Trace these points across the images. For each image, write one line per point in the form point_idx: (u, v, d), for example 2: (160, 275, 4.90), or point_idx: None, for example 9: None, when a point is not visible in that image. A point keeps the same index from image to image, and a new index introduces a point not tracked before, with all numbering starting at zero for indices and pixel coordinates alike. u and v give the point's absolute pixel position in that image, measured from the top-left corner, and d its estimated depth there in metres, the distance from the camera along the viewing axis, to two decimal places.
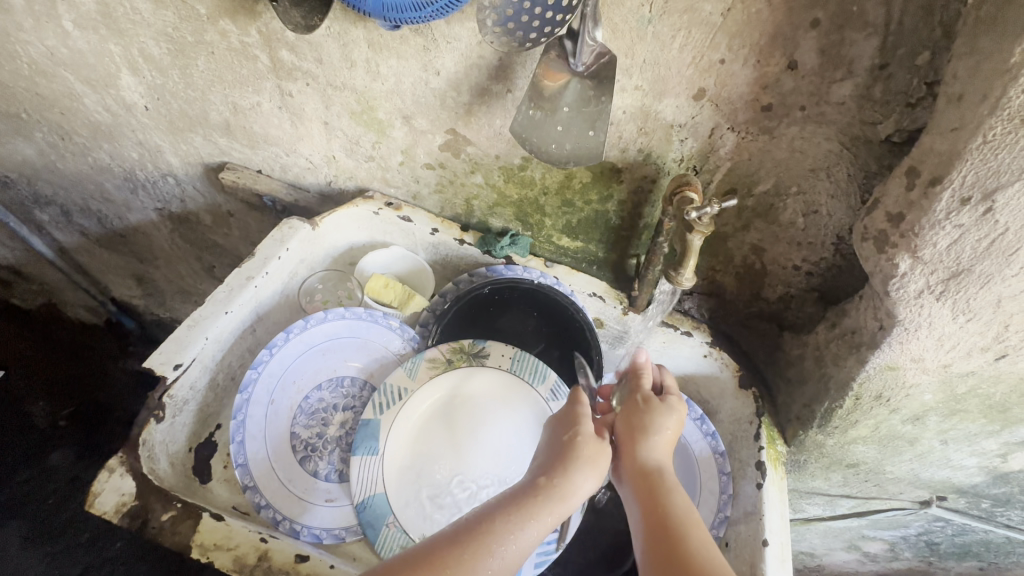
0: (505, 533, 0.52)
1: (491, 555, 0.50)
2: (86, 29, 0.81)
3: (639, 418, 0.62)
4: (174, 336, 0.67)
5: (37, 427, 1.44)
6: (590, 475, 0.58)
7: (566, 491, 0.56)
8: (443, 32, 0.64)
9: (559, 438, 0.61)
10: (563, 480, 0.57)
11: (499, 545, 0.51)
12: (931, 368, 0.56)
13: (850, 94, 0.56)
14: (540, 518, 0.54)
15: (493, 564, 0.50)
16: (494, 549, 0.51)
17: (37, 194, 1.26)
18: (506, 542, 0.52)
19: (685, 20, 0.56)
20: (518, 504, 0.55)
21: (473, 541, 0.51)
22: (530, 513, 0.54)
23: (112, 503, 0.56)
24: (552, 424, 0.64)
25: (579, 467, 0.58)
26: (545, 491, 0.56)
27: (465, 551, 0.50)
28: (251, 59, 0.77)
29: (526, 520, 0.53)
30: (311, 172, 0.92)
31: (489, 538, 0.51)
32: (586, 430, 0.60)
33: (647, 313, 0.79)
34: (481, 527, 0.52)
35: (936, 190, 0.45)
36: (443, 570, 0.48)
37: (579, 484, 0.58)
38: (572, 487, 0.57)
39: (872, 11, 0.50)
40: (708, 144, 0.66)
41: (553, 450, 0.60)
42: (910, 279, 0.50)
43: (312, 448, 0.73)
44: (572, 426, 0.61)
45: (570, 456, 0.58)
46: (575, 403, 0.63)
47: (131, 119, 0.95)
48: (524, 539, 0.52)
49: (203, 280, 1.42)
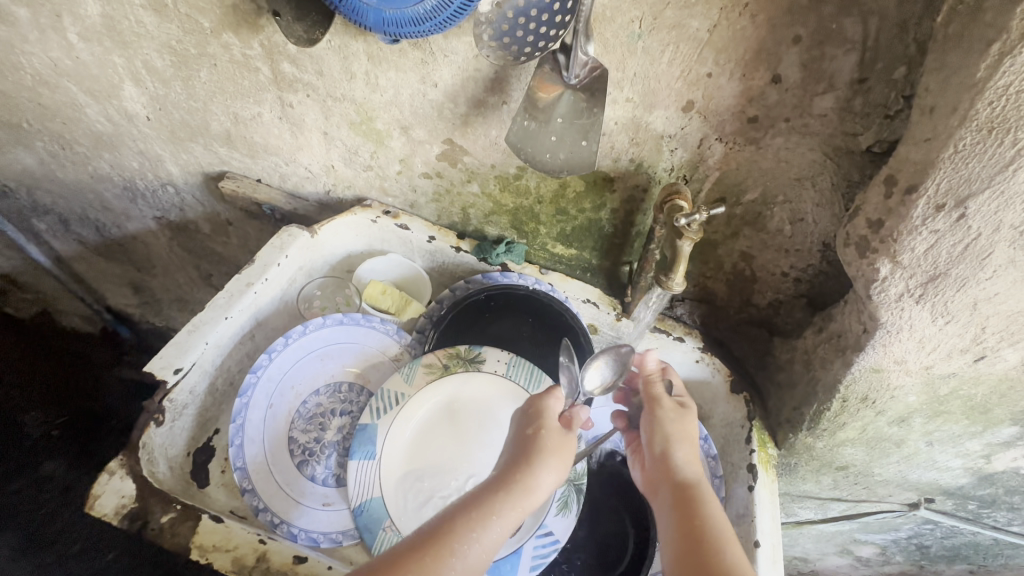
0: (466, 533, 0.53)
1: (453, 558, 0.52)
2: (91, 41, 0.83)
3: (667, 425, 0.64)
4: (174, 341, 0.68)
5: (30, 438, 1.43)
6: (552, 468, 0.60)
7: (527, 485, 0.58)
8: (441, 46, 0.66)
9: (524, 433, 0.63)
10: (524, 475, 0.58)
11: (463, 547, 0.52)
12: (914, 370, 0.58)
13: (832, 107, 0.58)
14: (503, 516, 0.55)
15: (457, 566, 0.51)
16: (457, 550, 0.52)
17: (36, 203, 1.27)
18: (469, 543, 0.53)
19: (673, 35, 0.58)
20: (479, 503, 0.56)
21: (434, 544, 0.52)
22: (489, 509, 0.55)
23: (113, 505, 0.56)
24: (516, 420, 0.66)
25: (540, 460, 0.60)
26: (507, 487, 0.57)
27: (425, 554, 0.51)
28: (253, 71, 0.78)
29: (487, 517, 0.55)
30: (310, 181, 0.94)
31: (449, 540, 0.52)
32: (552, 427, 0.63)
33: (637, 319, 0.80)
34: (443, 530, 0.53)
35: (912, 197, 0.47)
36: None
37: (541, 479, 0.59)
38: (534, 482, 0.58)
39: (850, 28, 0.53)
40: (697, 154, 0.68)
41: (517, 448, 0.61)
42: (891, 283, 0.52)
43: (309, 452, 0.74)
44: (535, 424, 0.63)
45: (531, 451, 0.60)
46: (542, 398, 0.65)
47: (132, 129, 0.97)
48: (486, 537, 0.54)
49: (200, 288, 1.43)
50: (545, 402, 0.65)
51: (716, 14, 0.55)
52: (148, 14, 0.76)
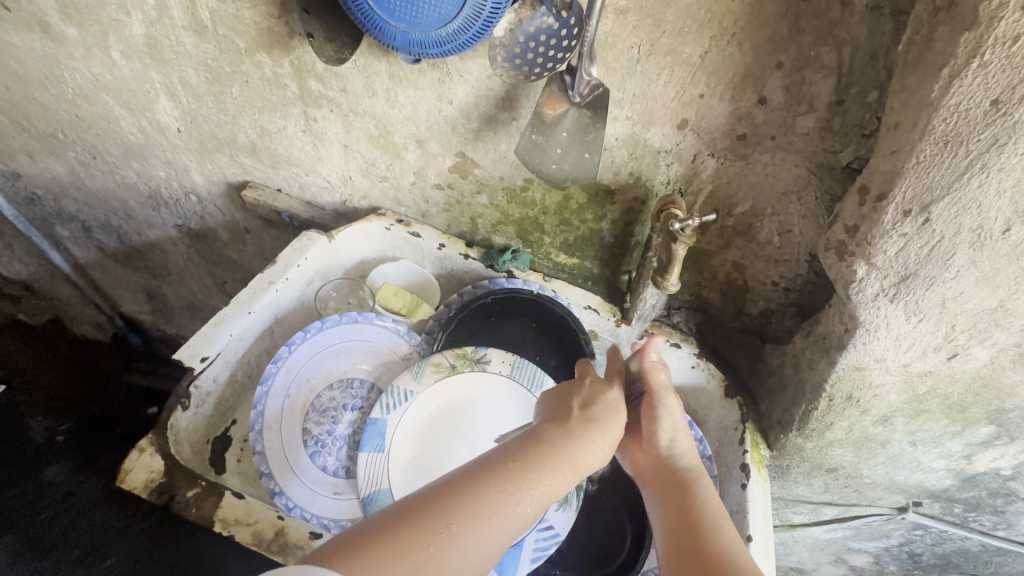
0: (538, 481, 0.56)
1: (524, 500, 0.54)
2: (132, 58, 0.89)
3: (665, 414, 0.69)
4: (202, 331, 0.72)
5: (33, 442, 1.38)
6: (607, 446, 0.64)
7: (586, 443, 0.61)
8: (457, 67, 0.72)
9: (581, 403, 0.66)
10: (583, 435, 0.62)
11: (530, 492, 0.55)
12: (893, 368, 0.62)
13: (813, 126, 0.64)
14: (565, 469, 0.59)
15: (526, 508, 0.54)
16: (529, 494, 0.55)
17: (61, 210, 1.32)
18: (538, 488, 0.56)
19: (668, 60, 0.65)
20: (547, 456, 0.59)
21: (511, 485, 0.54)
22: (555, 464, 0.58)
23: (142, 480, 0.61)
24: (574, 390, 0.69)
25: (597, 427, 0.63)
26: (569, 442, 0.61)
27: (502, 493, 0.53)
28: (282, 88, 0.85)
29: (554, 472, 0.58)
30: (328, 191, 1.00)
31: (523, 484, 0.55)
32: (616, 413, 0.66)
33: (639, 316, 0.84)
34: (518, 473, 0.55)
35: (882, 204, 0.52)
36: (484, 508, 0.52)
37: (598, 452, 0.62)
38: (592, 444, 0.62)
39: (826, 56, 0.59)
40: (691, 168, 0.74)
41: (581, 415, 0.64)
42: (868, 283, 0.56)
43: (322, 444, 0.77)
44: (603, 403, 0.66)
45: (591, 417, 0.64)
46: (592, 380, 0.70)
47: (162, 140, 1.03)
48: (552, 485, 0.57)
49: (213, 295, 1.48)
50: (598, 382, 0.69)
51: (707, 42, 0.62)
52: (189, 34, 0.83)
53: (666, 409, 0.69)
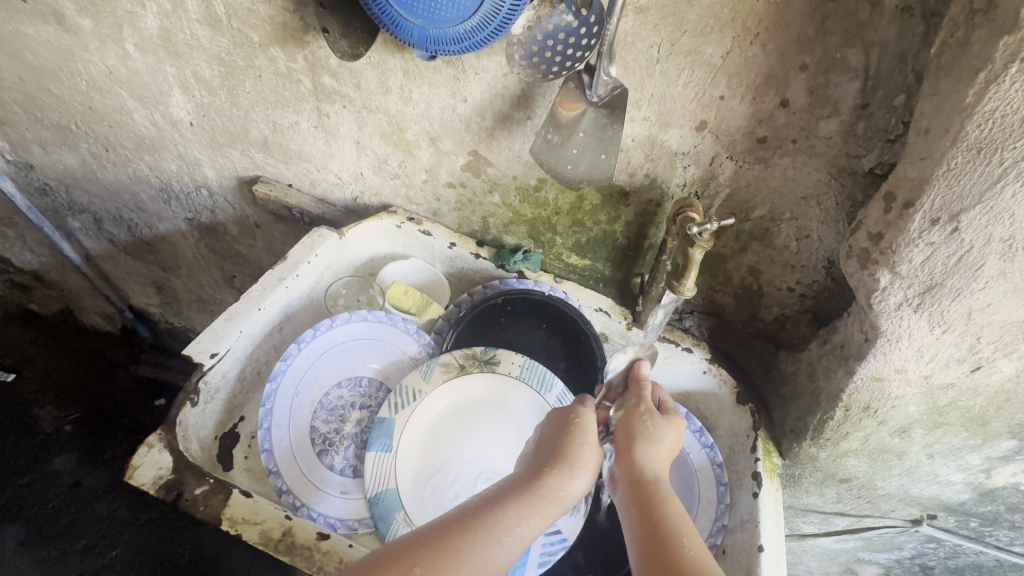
0: (512, 525, 0.56)
1: (498, 546, 0.54)
2: (146, 51, 0.89)
3: (637, 424, 0.67)
4: (212, 327, 0.72)
5: (42, 431, 1.41)
6: (586, 478, 0.63)
7: (563, 483, 0.61)
8: (473, 64, 0.71)
9: (561, 438, 0.65)
10: (560, 476, 0.61)
11: (506, 537, 0.55)
12: (914, 380, 0.61)
13: (836, 130, 0.63)
14: (541, 513, 0.58)
15: (498, 555, 0.54)
16: (501, 541, 0.54)
17: (73, 202, 1.33)
18: (510, 533, 0.55)
19: (689, 61, 0.63)
20: (520, 498, 0.58)
21: (481, 531, 0.54)
22: (530, 505, 0.58)
23: (151, 476, 0.60)
24: (550, 423, 0.68)
25: (577, 469, 0.62)
26: (546, 483, 0.60)
27: (474, 540, 0.53)
28: (295, 82, 0.84)
29: (529, 513, 0.57)
30: (339, 187, 0.99)
31: (495, 528, 0.55)
32: (591, 438, 0.65)
33: (647, 326, 0.82)
34: (490, 519, 0.55)
35: (909, 212, 0.51)
36: (454, 556, 0.52)
37: (576, 485, 0.62)
38: (570, 485, 0.61)
39: (853, 58, 0.58)
40: (708, 171, 0.73)
41: (558, 449, 0.64)
42: (891, 292, 0.55)
43: (329, 442, 0.77)
44: (581, 430, 0.65)
45: (572, 455, 0.63)
46: (580, 404, 0.69)
47: (175, 134, 1.03)
48: (526, 532, 0.56)
49: (222, 289, 1.48)
50: (582, 410, 0.68)
51: (729, 42, 0.60)
52: (203, 28, 0.82)
53: (638, 420, 0.67)
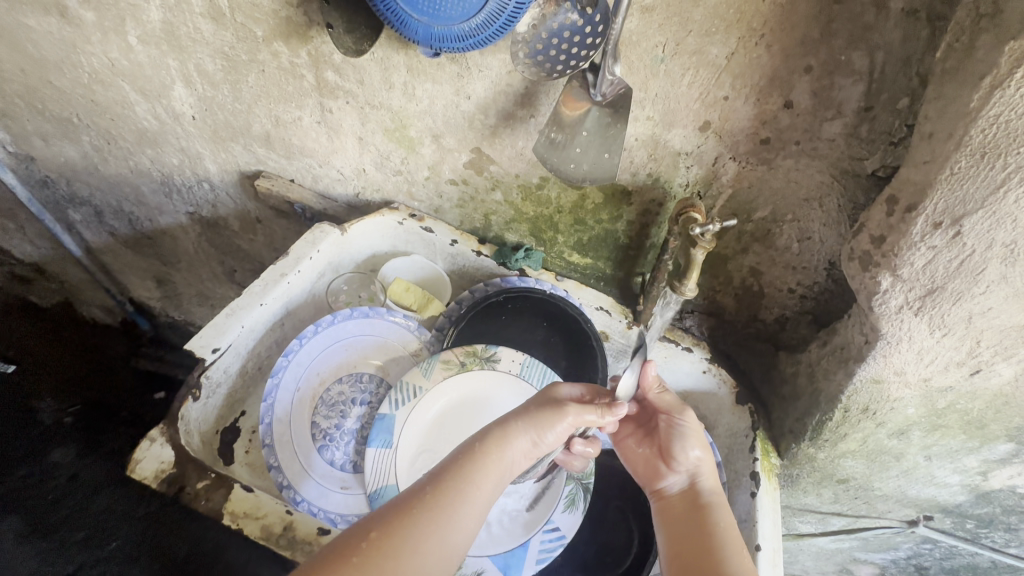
0: (470, 485, 0.56)
1: (458, 504, 0.55)
2: (149, 44, 0.89)
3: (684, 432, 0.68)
4: (213, 322, 0.72)
5: (40, 423, 1.36)
6: (555, 444, 0.62)
7: (519, 441, 0.61)
8: (477, 61, 0.71)
9: (523, 408, 0.65)
10: (515, 436, 0.61)
11: (464, 496, 0.55)
12: (913, 382, 0.61)
13: (839, 132, 0.63)
14: (502, 473, 0.59)
15: (462, 514, 0.55)
16: (457, 500, 0.55)
17: (74, 194, 1.32)
18: (472, 494, 0.56)
19: (694, 61, 0.63)
20: (485, 461, 0.59)
21: (440, 493, 0.55)
22: (492, 467, 0.58)
23: (153, 469, 0.61)
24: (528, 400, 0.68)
25: (533, 428, 0.62)
26: (500, 442, 0.60)
27: (433, 501, 0.54)
28: (298, 78, 0.84)
29: (489, 473, 0.58)
30: (340, 183, 0.99)
31: (454, 489, 0.56)
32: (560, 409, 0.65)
33: (651, 323, 0.82)
34: (449, 480, 0.56)
35: (912, 215, 0.51)
36: (412, 515, 0.53)
37: (545, 451, 0.62)
38: (527, 443, 0.61)
39: (857, 61, 0.58)
40: (712, 171, 0.73)
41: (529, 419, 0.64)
42: (891, 295, 0.55)
43: (330, 438, 0.77)
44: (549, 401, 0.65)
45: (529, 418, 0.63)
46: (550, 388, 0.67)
47: (177, 128, 1.03)
48: (486, 489, 0.57)
49: (222, 284, 1.48)
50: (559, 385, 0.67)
51: (735, 43, 0.60)
52: (207, 22, 0.82)
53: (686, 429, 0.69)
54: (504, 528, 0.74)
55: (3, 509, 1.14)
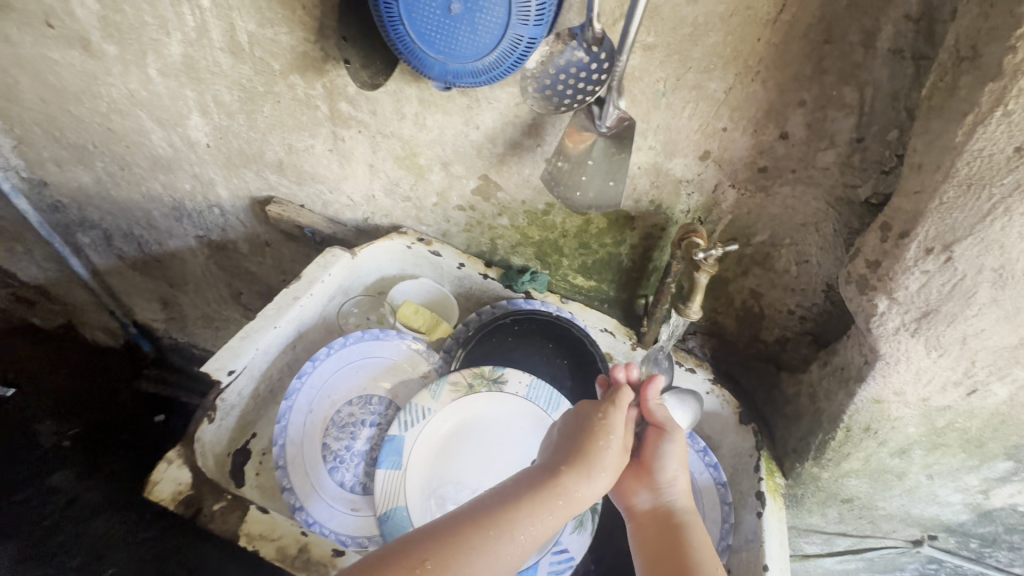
0: (525, 522, 0.57)
1: (511, 541, 0.56)
2: (169, 76, 0.92)
3: (672, 454, 0.68)
4: (229, 345, 0.74)
5: (41, 447, 1.46)
6: (603, 481, 0.63)
7: (581, 478, 0.62)
8: (486, 95, 0.75)
9: (583, 438, 0.65)
10: (576, 478, 0.62)
11: (519, 533, 0.57)
12: (912, 402, 0.63)
13: (834, 161, 0.66)
14: (556, 512, 0.60)
15: (511, 550, 0.56)
16: (515, 534, 0.56)
17: (84, 218, 1.35)
18: (525, 530, 0.57)
19: (694, 94, 0.67)
20: (539, 495, 0.60)
21: (495, 527, 0.56)
22: (546, 503, 0.59)
23: (170, 491, 0.62)
24: (576, 419, 0.68)
25: (592, 472, 0.63)
26: (561, 479, 0.61)
27: (488, 535, 0.56)
28: (312, 108, 0.88)
29: (543, 511, 0.59)
30: (350, 209, 1.02)
31: (510, 525, 0.57)
32: (614, 443, 0.65)
33: (665, 338, 0.83)
34: (505, 514, 0.57)
35: (905, 241, 0.53)
36: (468, 549, 0.54)
37: (593, 488, 0.63)
38: (587, 480, 0.62)
39: (848, 95, 0.61)
40: (711, 199, 0.76)
41: (578, 449, 0.64)
42: (888, 317, 0.57)
43: (340, 459, 0.78)
44: (602, 433, 0.65)
45: (590, 450, 0.64)
46: (608, 410, 0.67)
47: (191, 155, 1.06)
48: (540, 528, 0.58)
49: (227, 306, 1.49)
50: (609, 411, 0.67)
51: (732, 78, 0.64)
52: (226, 56, 0.85)
53: (675, 450, 0.68)
54: None
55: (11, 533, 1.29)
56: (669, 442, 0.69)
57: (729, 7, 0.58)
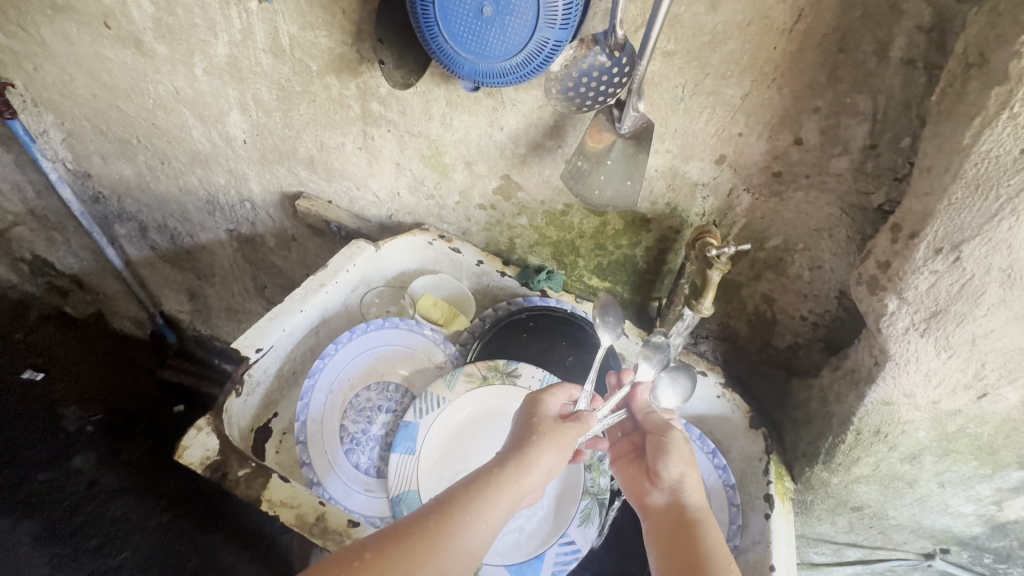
0: (462, 510, 0.57)
1: (454, 532, 0.55)
2: (213, 75, 0.98)
3: (672, 448, 0.68)
4: (257, 324, 0.78)
5: (65, 430, 1.51)
6: (547, 460, 0.62)
7: (524, 462, 0.61)
8: (511, 97, 0.78)
9: (523, 426, 0.66)
10: (515, 461, 0.61)
11: (458, 522, 0.56)
12: (922, 405, 0.64)
13: (847, 168, 0.68)
14: (497, 497, 0.59)
15: (457, 542, 0.55)
16: (453, 525, 0.56)
17: (122, 210, 1.42)
18: (464, 519, 0.56)
19: (711, 100, 0.69)
20: (478, 482, 0.60)
21: (431, 519, 0.56)
22: (486, 491, 0.59)
23: (199, 456, 0.66)
24: (521, 414, 0.69)
25: (533, 453, 0.62)
26: (500, 467, 0.61)
27: (426, 529, 0.55)
28: (345, 108, 0.92)
29: (482, 496, 0.58)
30: (375, 205, 1.06)
31: (445, 516, 0.56)
32: (551, 426, 0.65)
33: (673, 330, 0.81)
34: (440, 505, 0.57)
35: (914, 242, 0.56)
36: (405, 542, 0.54)
37: (538, 469, 0.62)
38: (530, 463, 0.62)
39: (861, 103, 0.63)
40: (726, 202, 0.78)
41: (518, 441, 0.64)
42: (898, 316, 0.59)
43: (357, 442, 0.81)
44: (541, 422, 0.66)
45: (528, 435, 0.64)
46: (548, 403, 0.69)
47: (228, 151, 1.12)
48: (482, 515, 0.57)
49: (252, 299, 1.54)
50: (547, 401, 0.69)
51: (748, 85, 0.67)
52: (267, 56, 0.91)
53: (674, 444, 0.68)
54: (519, 539, 0.76)
55: (22, 515, 1.32)
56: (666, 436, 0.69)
57: (747, 16, 0.61)
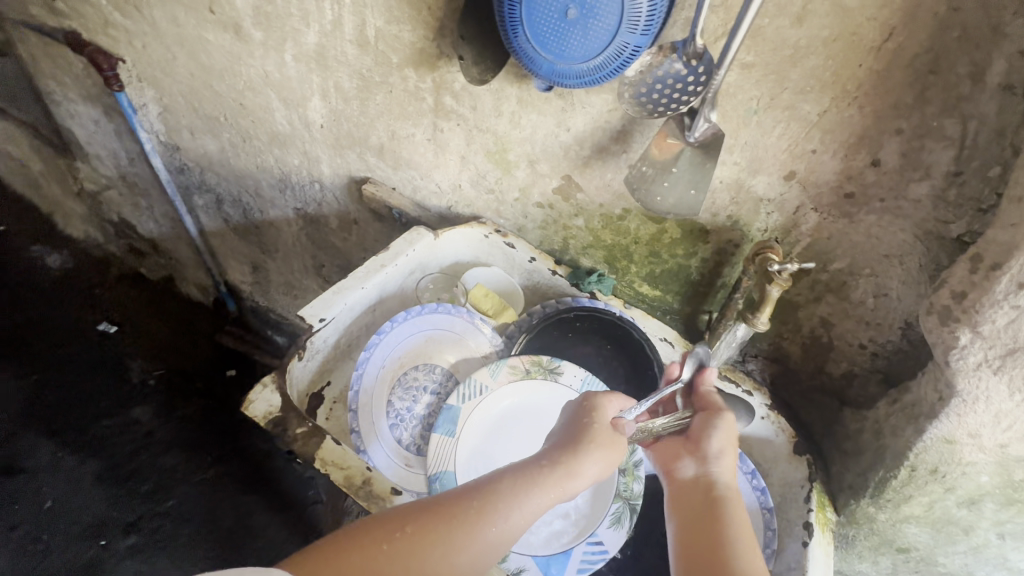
0: (507, 496, 0.60)
1: (496, 516, 0.59)
2: (300, 62, 1.05)
3: (714, 433, 0.69)
4: (322, 296, 0.83)
5: (130, 382, 1.63)
6: (593, 463, 0.65)
7: (572, 464, 0.64)
8: (581, 99, 0.79)
9: (575, 426, 0.68)
10: (565, 459, 0.64)
11: (503, 507, 0.59)
12: (988, 447, 0.61)
13: (926, 194, 0.65)
14: (544, 489, 0.62)
15: (496, 525, 0.59)
16: (498, 508, 0.59)
17: (202, 182, 1.52)
18: (508, 504, 0.60)
19: (785, 115, 0.68)
20: (527, 474, 0.63)
21: (479, 499, 0.60)
22: (533, 481, 0.62)
23: (262, 410, 0.71)
24: (567, 415, 0.71)
25: (581, 454, 0.65)
26: (549, 464, 0.63)
27: (473, 506, 0.59)
28: (419, 100, 0.96)
29: (530, 487, 0.61)
30: (436, 196, 1.10)
31: (493, 500, 0.60)
32: (603, 429, 0.67)
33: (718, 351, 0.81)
34: (488, 488, 0.61)
35: (996, 273, 0.54)
36: (452, 516, 0.58)
37: (583, 470, 0.64)
38: (578, 466, 0.64)
39: (950, 127, 0.61)
40: (791, 220, 0.77)
41: (568, 440, 0.66)
42: (970, 351, 0.57)
43: (401, 418, 0.86)
44: (592, 423, 0.68)
45: (578, 440, 0.66)
46: (600, 400, 0.71)
47: (305, 134, 1.19)
48: (525, 505, 0.60)
49: (309, 277, 1.62)
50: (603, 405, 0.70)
51: (827, 102, 0.65)
52: (353, 47, 0.96)
53: (716, 428, 0.69)
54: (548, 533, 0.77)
55: (87, 453, 1.41)
56: (711, 421, 0.70)
57: (833, 31, 0.60)
